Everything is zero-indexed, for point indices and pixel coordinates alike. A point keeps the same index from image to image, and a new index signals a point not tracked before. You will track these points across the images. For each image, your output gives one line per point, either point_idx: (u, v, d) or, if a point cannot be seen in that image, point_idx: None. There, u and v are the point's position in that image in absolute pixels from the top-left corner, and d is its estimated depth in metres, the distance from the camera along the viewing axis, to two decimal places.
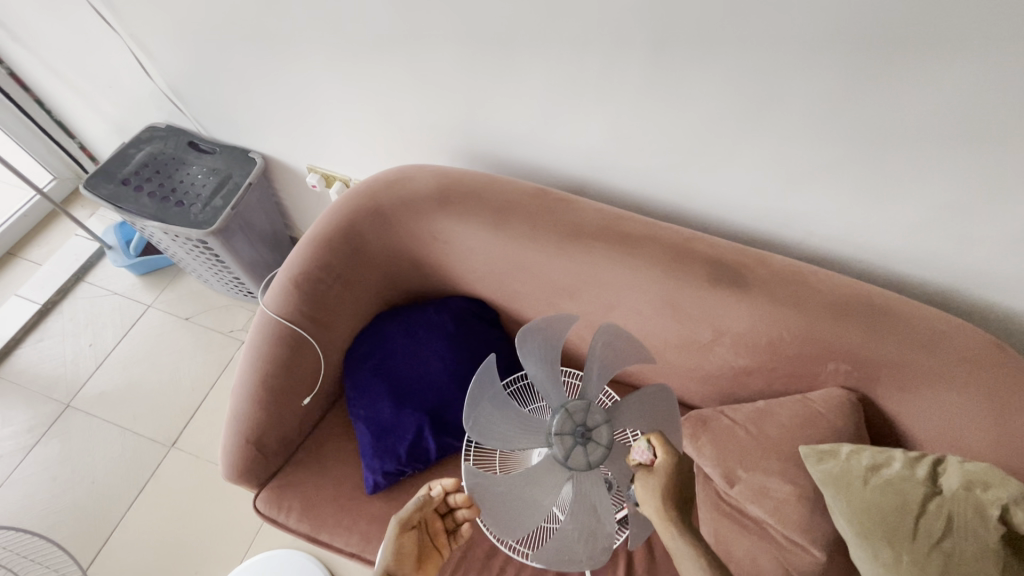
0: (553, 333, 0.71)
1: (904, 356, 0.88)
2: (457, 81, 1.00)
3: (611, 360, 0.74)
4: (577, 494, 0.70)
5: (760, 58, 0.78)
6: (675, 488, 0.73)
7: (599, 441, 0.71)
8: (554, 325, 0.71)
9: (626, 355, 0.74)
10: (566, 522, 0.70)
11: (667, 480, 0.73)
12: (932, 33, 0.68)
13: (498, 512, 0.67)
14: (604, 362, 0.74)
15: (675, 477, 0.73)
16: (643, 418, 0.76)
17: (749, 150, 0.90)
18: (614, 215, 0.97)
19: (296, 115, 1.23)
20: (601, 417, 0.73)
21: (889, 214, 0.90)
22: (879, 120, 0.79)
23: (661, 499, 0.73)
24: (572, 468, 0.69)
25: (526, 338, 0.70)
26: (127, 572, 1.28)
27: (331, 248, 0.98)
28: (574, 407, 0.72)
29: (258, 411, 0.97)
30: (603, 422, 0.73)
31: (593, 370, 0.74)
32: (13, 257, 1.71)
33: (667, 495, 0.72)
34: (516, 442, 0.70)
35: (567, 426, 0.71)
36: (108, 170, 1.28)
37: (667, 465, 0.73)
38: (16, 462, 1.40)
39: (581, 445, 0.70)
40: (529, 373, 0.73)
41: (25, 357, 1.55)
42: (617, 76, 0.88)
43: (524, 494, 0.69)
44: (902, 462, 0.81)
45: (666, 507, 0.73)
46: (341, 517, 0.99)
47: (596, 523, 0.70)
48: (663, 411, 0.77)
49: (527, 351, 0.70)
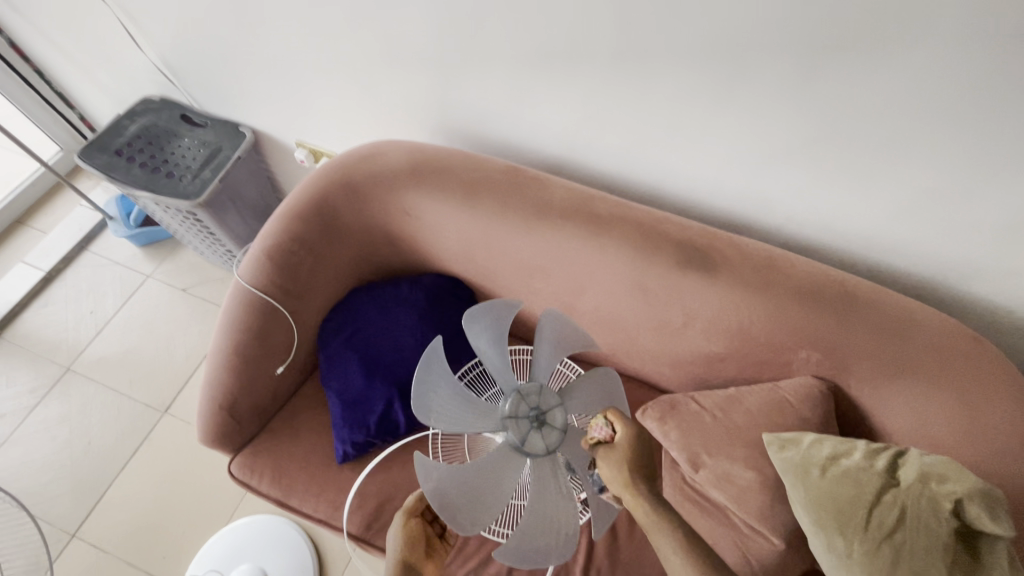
0: (501, 315, 0.70)
1: (878, 347, 0.84)
2: (431, 57, 0.99)
3: (560, 345, 0.74)
4: (535, 476, 0.69)
5: (726, 36, 0.75)
6: (639, 463, 0.69)
7: (553, 424, 0.72)
8: (500, 309, 0.70)
9: (576, 339, 0.75)
10: (528, 508, 0.68)
11: (628, 455, 0.69)
12: (902, 9, 0.64)
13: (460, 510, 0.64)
14: (553, 344, 0.74)
15: (636, 450, 0.70)
16: (596, 402, 0.77)
17: (721, 133, 0.88)
18: (586, 195, 0.97)
19: (280, 90, 1.24)
20: (555, 399, 0.73)
21: (866, 199, 0.87)
22: (850, 102, 0.76)
23: (627, 478, 0.68)
24: (528, 452, 0.69)
25: (474, 320, 0.69)
26: (119, 528, 1.34)
27: (304, 220, 1.01)
28: (526, 391, 0.72)
29: (231, 377, 1.00)
30: (558, 405, 0.73)
31: (542, 353, 0.74)
32: (22, 226, 1.77)
33: (632, 473, 0.69)
34: (470, 426, 0.69)
35: (522, 410, 0.71)
36: (103, 141, 1.31)
37: (624, 438, 0.70)
38: (19, 420, 1.46)
39: (536, 428, 0.71)
40: (481, 358, 0.72)
41: (31, 321, 1.61)
42: (585, 55, 0.86)
43: (476, 483, 0.66)
44: (862, 453, 0.80)
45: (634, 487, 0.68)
46: (311, 484, 1.01)
47: (557, 506, 0.69)
48: (612, 395, 0.78)
49: (476, 333, 0.70)
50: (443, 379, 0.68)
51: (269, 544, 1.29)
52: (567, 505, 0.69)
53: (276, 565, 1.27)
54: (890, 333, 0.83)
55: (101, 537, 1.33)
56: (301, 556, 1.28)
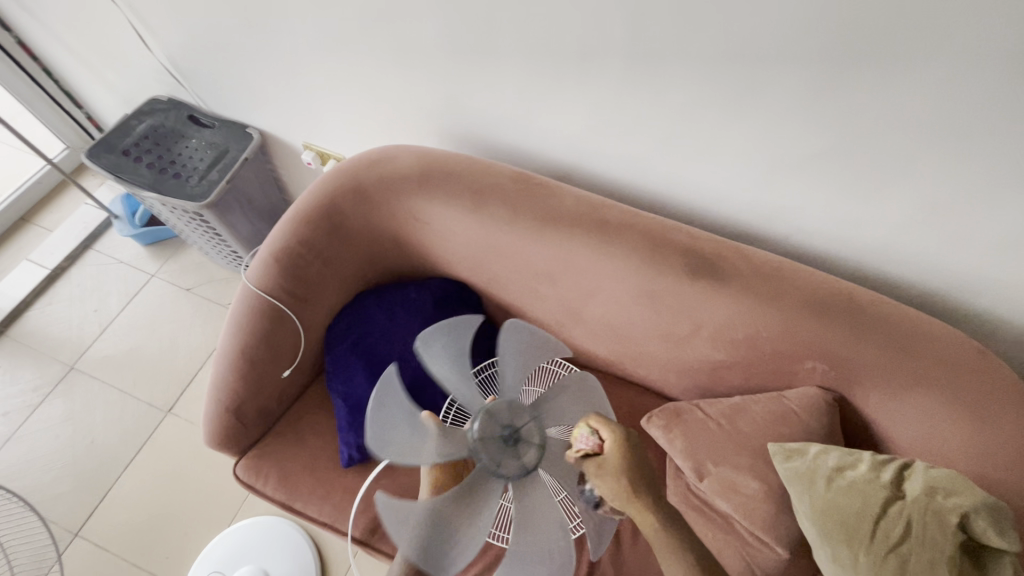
0: (460, 330, 0.71)
1: (885, 359, 0.84)
2: (442, 64, 1.00)
3: (525, 355, 0.72)
4: (518, 505, 0.66)
5: (737, 48, 0.76)
6: (636, 475, 0.65)
7: (529, 441, 0.68)
8: (458, 325, 0.71)
9: (540, 347, 0.73)
10: (518, 538, 0.66)
11: (624, 468, 0.65)
12: (913, 26, 0.65)
13: (436, 555, 0.62)
14: (516, 355, 0.72)
15: (631, 463, 0.65)
16: (575, 409, 0.73)
17: (730, 143, 0.89)
18: (594, 203, 0.97)
19: (289, 93, 1.24)
20: (528, 414, 0.69)
21: (875, 211, 0.87)
22: (861, 115, 0.76)
23: (627, 492, 0.64)
24: (504, 476, 0.65)
25: (428, 341, 0.70)
26: (122, 529, 1.34)
27: (312, 224, 1.01)
28: (496, 408, 0.68)
29: (238, 379, 1.00)
30: (532, 420, 0.69)
31: (507, 367, 0.72)
32: (27, 224, 1.77)
33: (630, 486, 0.64)
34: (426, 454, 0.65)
35: (493, 430, 0.67)
36: (110, 141, 1.31)
37: (617, 450, 0.65)
38: (22, 418, 1.46)
39: (509, 448, 0.66)
40: (444, 384, 0.70)
41: (35, 319, 1.61)
42: (596, 63, 0.87)
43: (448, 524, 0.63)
44: (868, 465, 0.80)
45: (636, 500, 0.64)
46: (316, 487, 1.01)
47: (546, 530, 0.66)
48: (590, 400, 0.74)
49: (432, 354, 0.70)
50: (399, 410, 0.66)
51: (271, 546, 1.29)
52: (557, 524, 0.67)
53: (278, 567, 1.27)
54: (897, 345, 0.84)
55: (103, 536, 1.33)
56: (303, 558, 1.28)
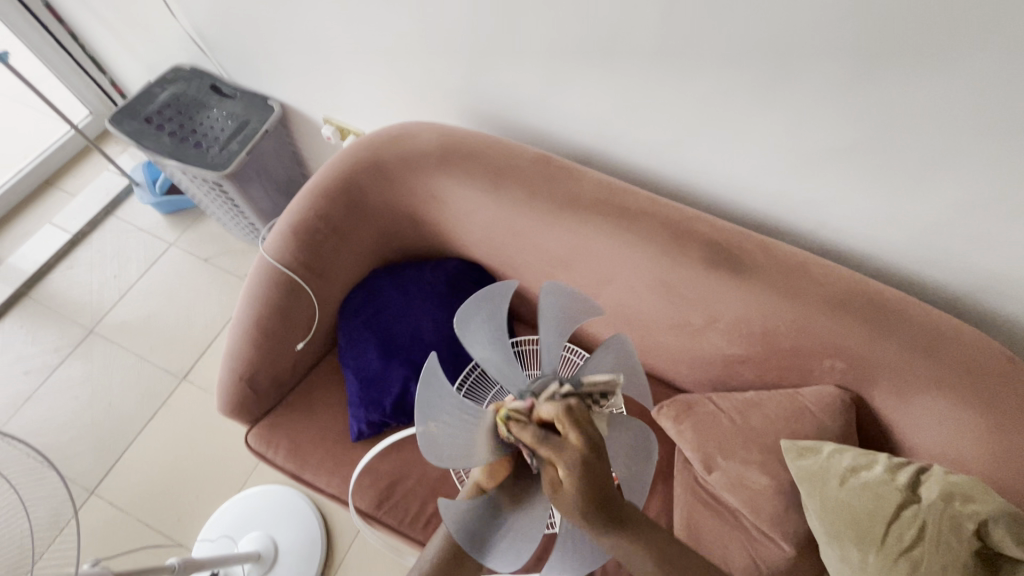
0: (495, 303, 0.65)
1: (907, 361, 0.82)
2: (466, 40, 0.98)
3: (559, 321, 0.67)
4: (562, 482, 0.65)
5: (773, 32, 0.73)
6: (589, 493, 0.55)
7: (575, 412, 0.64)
8: (492, 296, 0.65)
9: (578, 310, 0.68)
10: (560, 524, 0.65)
11: (572, 487, 0.55)
12: (963, 13, 0.62)
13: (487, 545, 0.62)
14: (554, 324, 0.67)
15: (581, 477, 0.55)
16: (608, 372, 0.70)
17: (760, 130, 0.86)
18: (616, 188, 0.95)
19: (311, 65, 1.23)
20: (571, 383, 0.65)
21: (907, 209, 0.84)
22: (900, 107, 0.73)
23: (585, 515, 0.56)
24: None
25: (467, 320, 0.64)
26: (136, 489, 1.38)
27: (330, 198, 1.00)
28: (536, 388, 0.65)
29: (252, 350, 1.01)
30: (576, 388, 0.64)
31: (547, 338, 0.67)
32: (51, 187, 1.80)
33: (585, 507, 0.56)
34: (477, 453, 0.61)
35: None
36: (133, 108, 1.31)
37: (562, 464, 0.55)
38: (44, 377, 1.50)
39: None
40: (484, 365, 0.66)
41: (56, 282, 1.64)
42: (624, 44, 0.84)
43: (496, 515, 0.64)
44: (884, 466, 0.79)
45: (595, 520, 0.57)
46: (324, 460, 1.02)
47: None
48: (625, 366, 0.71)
49: (472, 334, 0.64)
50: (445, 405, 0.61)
51: (279, 514, 1.31)
52: None
53: (285, 535, 1.29)
54: (920, 347, 0.81)
55: (118, 496, 1.37)
56: (310, 528, 1.30)
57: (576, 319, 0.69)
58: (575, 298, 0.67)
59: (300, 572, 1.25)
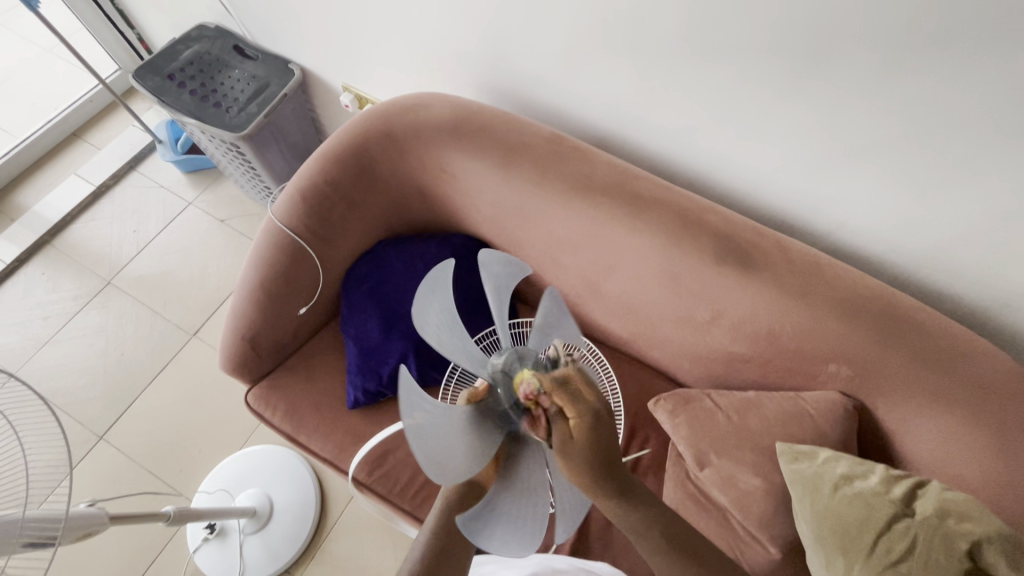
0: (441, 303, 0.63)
1: (915, 371, 0.79)
2: (486, 11, 0.95)
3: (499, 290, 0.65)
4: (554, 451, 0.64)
5: (806, 17, 0.69)
6: (598, 451, 0.55)
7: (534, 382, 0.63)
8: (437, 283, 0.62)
9: (514, 274, 0.65)
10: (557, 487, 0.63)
11: (584, 441, 0.55)
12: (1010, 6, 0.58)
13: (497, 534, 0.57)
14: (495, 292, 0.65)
15: (592, 432, 0.55)
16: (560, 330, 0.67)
17: (783, 122, 0.82)
18: (629, 173, 0.93)
19: (331, 29, 1.22)
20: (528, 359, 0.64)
21: (931, 215, 0.80)
22: (933, 105, 0.69)
23: (590, 477, 0.56)
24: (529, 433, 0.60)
25: (418, 330, 0.62)
26: (142, 438, 1.42)
27: (341, 165, 1.00)
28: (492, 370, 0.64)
29: (255, 311, 1.02)
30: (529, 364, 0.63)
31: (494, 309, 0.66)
32: (77, 139, 1.83)
33: (591, 469, 0.55)
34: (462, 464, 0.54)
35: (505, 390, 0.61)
36: (156, 64, 1.32)
37: (577, 415, 0.55)
38: (62, 324, 1.55)
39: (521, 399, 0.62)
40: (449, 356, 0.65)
41: (78, 233, 1.68)
42: (648, 23, 0.81)
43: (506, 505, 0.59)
44: (879, 478, 0.77)
45: (599, 484, 0.57)
46: (320, 425, 1.04)
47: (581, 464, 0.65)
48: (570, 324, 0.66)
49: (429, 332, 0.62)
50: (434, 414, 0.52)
51: (277, 473, 1.34)
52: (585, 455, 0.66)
53: (281, 494, 1.32)
54: (931, 359, 0.78)
55: (125, 443, 1.41)
56: (305, 490, 1.33)
57: (512, 282, 0.66)
58: (498, 263, 0.64)
59: (293, 531, 1.29)
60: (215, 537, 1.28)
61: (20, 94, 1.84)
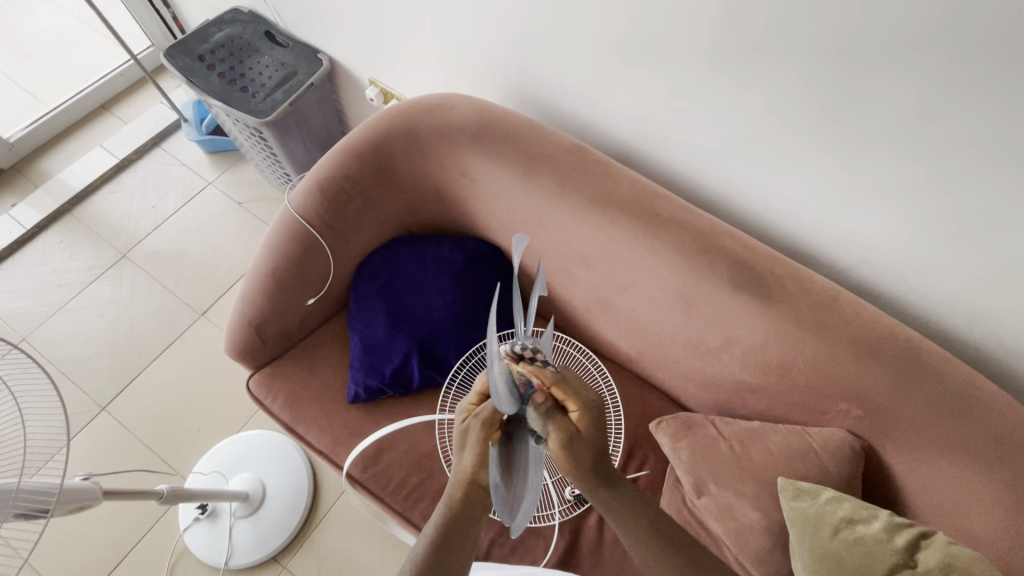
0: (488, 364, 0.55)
1: (928, 417, 0.77)
2: (517, 16, 0.94)
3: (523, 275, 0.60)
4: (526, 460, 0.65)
5: (838, 50, 0.68)
6: (594, 440, 0.65)
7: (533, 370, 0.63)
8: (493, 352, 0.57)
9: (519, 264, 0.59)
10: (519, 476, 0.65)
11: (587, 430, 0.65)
12: None
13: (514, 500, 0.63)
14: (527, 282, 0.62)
15: (592, 422, 0.65)
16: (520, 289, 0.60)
17: (810, 154, 0.81)
18: (649, 190, 0.92)
19: (363, 23, 1.22)
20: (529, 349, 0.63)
21: (956, 259, 0.78)
22: (969, 148, 0.68)
23: (586, 470, 0.65)
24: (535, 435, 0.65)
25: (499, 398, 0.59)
26: (143, 413, 1.43)
27: (360, 160, 1.00)
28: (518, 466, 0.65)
29: (263, 299, 1.03)
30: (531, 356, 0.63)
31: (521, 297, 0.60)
32: (105, 111, 1.86)
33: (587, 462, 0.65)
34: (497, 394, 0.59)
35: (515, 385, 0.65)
36: (188, 45, 1.33)
37: (579, 406, 0.64)
38: (75, 292, 1.57)
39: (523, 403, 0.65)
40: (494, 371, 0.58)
41: (99, 204, 1.70)
42: (681, 42, 0.80)
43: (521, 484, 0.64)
44: (882, 524, 0.74)
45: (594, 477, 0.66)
46: (319, 417, 1.04)
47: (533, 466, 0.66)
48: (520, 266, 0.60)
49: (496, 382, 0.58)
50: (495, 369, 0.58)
51: (272, 458, 1.35)
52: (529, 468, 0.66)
53: (274, 480, 1.32)
54: (947, 407, 0.76)
55: (126, 416, 1.42)
56: (299, 478, 1.33)
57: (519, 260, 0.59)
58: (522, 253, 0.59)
59: (283, 519, 1.28)
60: (205, 517, 1.28)
61: (53, 63, 1.87)
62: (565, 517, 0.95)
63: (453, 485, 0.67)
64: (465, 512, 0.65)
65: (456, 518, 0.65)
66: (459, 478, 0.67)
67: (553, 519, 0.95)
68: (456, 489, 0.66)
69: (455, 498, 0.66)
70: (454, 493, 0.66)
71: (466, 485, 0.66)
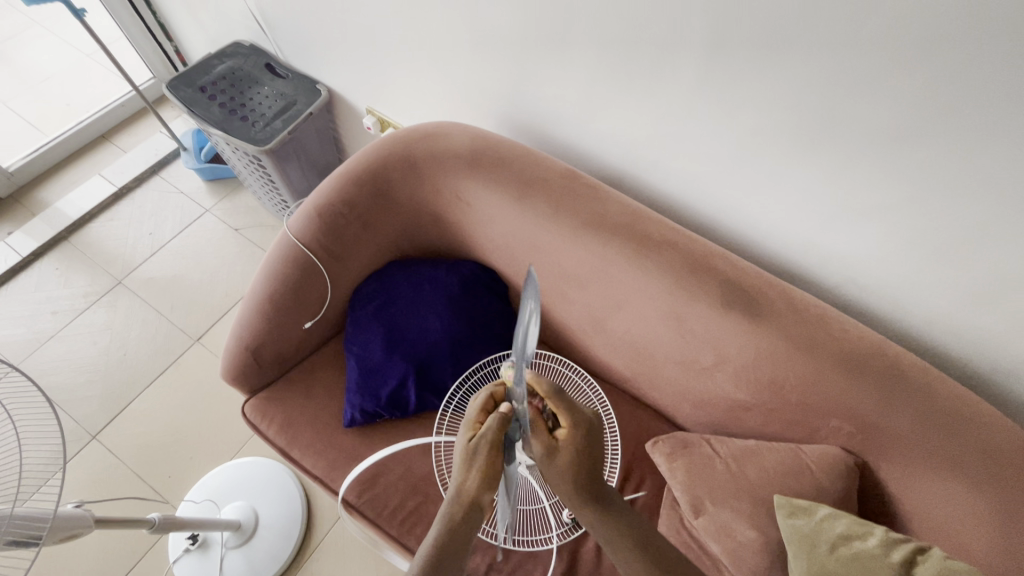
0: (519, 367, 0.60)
1: (917, 431, 0.78)
2: (510, 49, 0.99)
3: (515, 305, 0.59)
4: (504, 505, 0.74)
5: (816, 79, 0.73)
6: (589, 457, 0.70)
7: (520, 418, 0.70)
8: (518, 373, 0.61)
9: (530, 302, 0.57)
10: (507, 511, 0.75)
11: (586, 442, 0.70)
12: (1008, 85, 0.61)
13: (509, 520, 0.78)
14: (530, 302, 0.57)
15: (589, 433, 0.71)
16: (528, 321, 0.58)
17: (794, 176, 0.85)
18: (640, 212, 0.95)
19: (363, 56, 1.27)
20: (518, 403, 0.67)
21: (936, 275, 0.81)
22: (942, 168, 0.71)
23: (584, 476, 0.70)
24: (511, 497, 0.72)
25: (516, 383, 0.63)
26: (135, 440, 1.41)
27: (358, 185, 1.03)
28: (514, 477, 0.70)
29: (260, 323, 1.03)
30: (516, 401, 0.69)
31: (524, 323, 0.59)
32: (104, 140, 1.89)
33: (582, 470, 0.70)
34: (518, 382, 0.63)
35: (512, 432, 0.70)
36: (190, 77, 1.37)
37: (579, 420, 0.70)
38: (69, 320, 1.56)
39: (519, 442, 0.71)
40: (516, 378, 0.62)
41: (95, 232, 1.71)
42: (667, 72, 0.84)
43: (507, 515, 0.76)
44: (879, 540, 0.75)
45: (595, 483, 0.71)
46: (315, 441, 1.03)
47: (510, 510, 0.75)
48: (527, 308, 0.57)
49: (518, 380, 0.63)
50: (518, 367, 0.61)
51: (265, 486, 1.33)
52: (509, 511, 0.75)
53: (267, 508, 1.30)
54: (937, 421, 0.77)
55: (117, 445, 1.40)
56: (292, 507, 1.31)
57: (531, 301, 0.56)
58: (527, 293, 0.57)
59: (276, 548, 1.26)
60: (196, 548, 1.25)
61: (56, 95, 1.91)
62: (564, 540, 0.95)
63: (454, 503, 0.69)
64: (461, 533, 0.68)
65: (453, 538, 0.67)
66: (455, 495, 0.69)
67: (551, 542, 0.95)
68: (456, 509, 0.68)
69: (454, 520, 0.68)
70: (454, 513, 0.68)
71: (466, 505, 0.69)
